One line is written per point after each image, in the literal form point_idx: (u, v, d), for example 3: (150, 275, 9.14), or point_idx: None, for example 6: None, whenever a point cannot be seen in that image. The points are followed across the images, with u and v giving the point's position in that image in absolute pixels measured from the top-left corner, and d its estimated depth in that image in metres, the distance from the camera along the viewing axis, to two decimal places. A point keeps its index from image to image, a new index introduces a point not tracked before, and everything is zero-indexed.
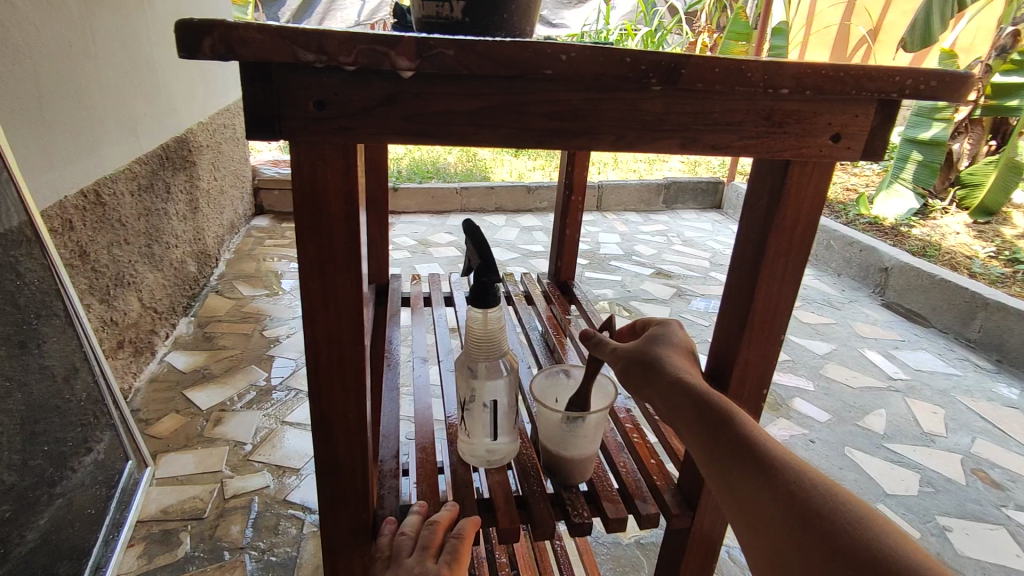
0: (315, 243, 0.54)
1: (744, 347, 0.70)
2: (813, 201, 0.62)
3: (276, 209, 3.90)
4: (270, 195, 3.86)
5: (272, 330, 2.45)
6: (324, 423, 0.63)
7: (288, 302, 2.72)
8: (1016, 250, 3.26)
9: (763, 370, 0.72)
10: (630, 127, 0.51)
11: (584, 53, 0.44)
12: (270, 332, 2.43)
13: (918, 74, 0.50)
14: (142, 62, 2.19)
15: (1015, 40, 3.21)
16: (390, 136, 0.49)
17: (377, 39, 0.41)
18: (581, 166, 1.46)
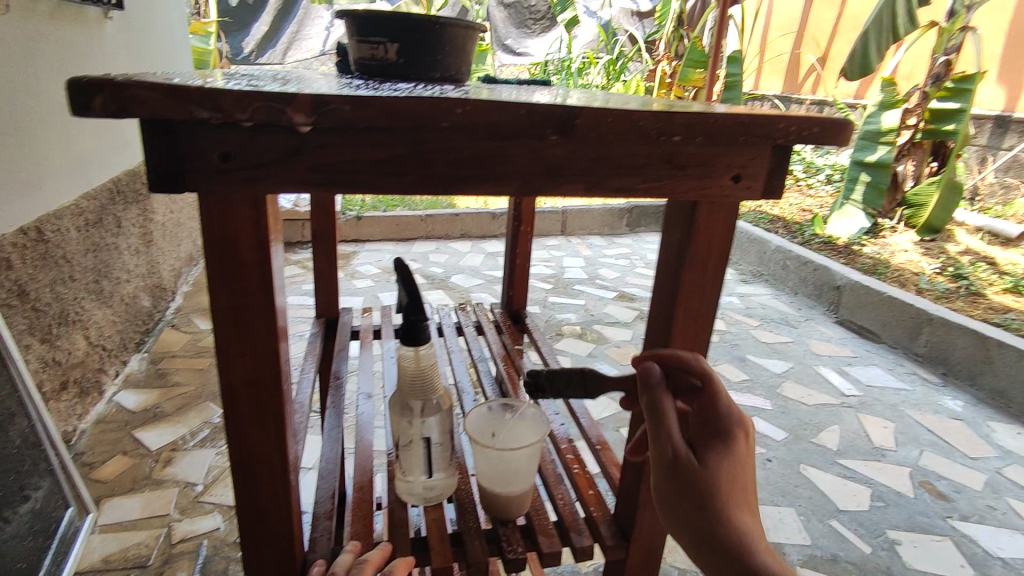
0: (226, 291, 0.54)
1: None
2: (723, 237, 0.65)
3: None
4: None
5: None
6: (245, 468, 0.62)
7: None
8: (960, 266, 3.39)
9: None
10: (536, 173, 0.53)
11: (480, 106, 0.45)
12: None
13: (800, 121, 0.53)
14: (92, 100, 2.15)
15: (948, 68, 3.41)
16: (295, 186, 0.49)
17: (272, 96, 0.42)
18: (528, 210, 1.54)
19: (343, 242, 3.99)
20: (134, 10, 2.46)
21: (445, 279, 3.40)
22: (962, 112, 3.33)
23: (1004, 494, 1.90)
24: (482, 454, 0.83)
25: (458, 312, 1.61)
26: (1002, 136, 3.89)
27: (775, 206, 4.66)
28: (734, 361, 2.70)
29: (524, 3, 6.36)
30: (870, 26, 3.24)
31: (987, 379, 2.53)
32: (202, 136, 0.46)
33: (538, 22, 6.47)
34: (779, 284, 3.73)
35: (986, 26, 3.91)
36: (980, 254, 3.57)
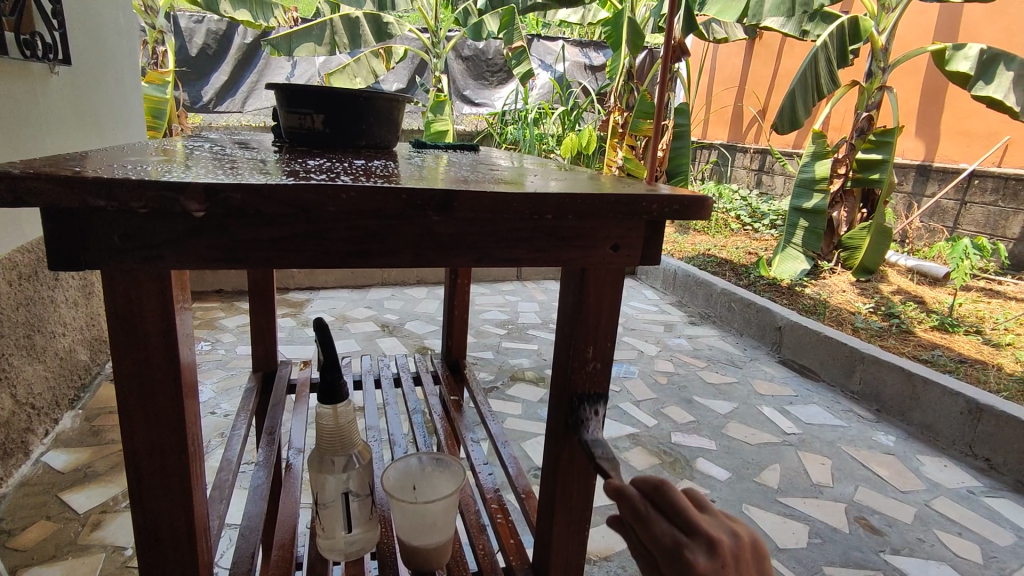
0: (130, 358, 0.57)
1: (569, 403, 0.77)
2: (612, 296, 0.71)
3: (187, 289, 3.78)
4: None
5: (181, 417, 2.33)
6: (149, 534, 0.63)
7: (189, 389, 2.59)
8: (892, 305, 3.54)
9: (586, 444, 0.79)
10: (427, 249, 0.58)
11: (362, 193, 0.52)
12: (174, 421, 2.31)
13: (661, 201, 0.61)
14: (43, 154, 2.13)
15: (871, 123, 3.69)
16: (194, 262, 0.53)
17: (166, 187, 0.47)
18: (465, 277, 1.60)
19: (297, 289, 3.96)
20: (83, 65, 2.48)
21: (399, 326, 3.40)
22: (885, 162, 3.54)
23: (932, 527, 1.93)
24: (401, 508, 0.84)
25: (398, 363, 1.64)
26: (924, 183, 4.18)
27: (722, 249, 4.84)
28: (681, 402, 2.73)
29: (482, 57, 6.62)
30: (796, 85, 3.43)
31: (916, 414, 2.62)
32: (101, 221, 0.50)
33: (495, 75, 6.72)
34: (725, 325, 3.84)
35: (902, 86, 4.30)
36: (910, 292, 3.76)
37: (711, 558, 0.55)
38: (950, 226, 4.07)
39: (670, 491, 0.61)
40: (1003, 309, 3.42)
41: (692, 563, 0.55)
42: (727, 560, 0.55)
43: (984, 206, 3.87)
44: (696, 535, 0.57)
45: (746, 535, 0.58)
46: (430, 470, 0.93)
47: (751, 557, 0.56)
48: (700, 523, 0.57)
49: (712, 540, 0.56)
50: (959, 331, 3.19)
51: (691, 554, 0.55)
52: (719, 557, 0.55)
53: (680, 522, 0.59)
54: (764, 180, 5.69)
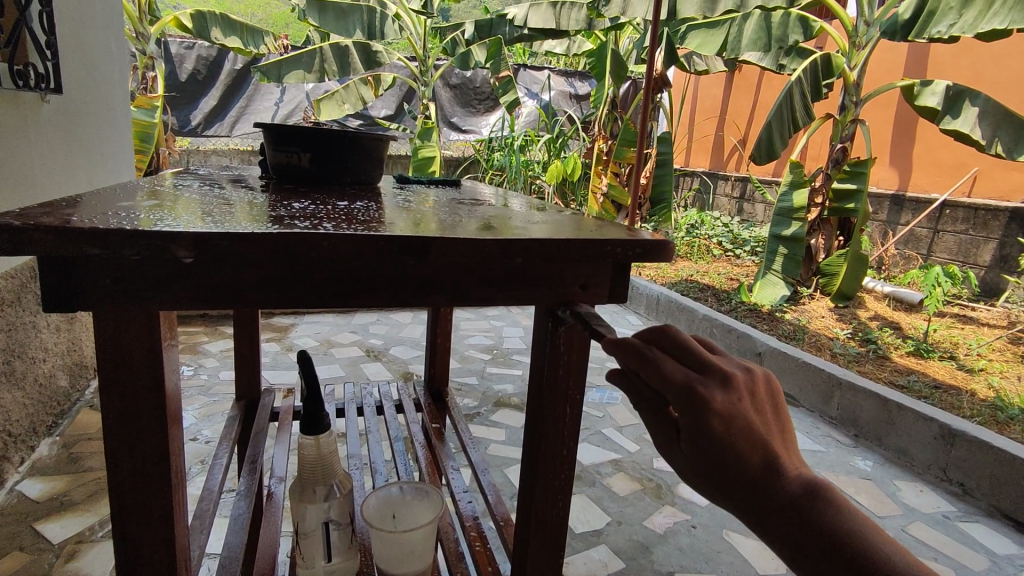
0: (118, 398, 0.59)
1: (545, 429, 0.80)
2: (582, 333, 0.75)
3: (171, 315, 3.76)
4: None
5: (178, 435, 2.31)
6: (130, 564, 0.65)
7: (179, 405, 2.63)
8: (869, 331, 3.62)
9: (560, 475, 0.82)
10: (405, 289, 0.62)
11: (343, 241, 0.55)
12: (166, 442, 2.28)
13: (624, 244, 0.65)
14: (36, 182, 2.15)
15: (845, 154, 3.81)
16: (181, 303, 0.56)
17: (157, 236, 0.50)
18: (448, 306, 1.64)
19: (282, 314, 3.96)
20: (74, 93, 2.50)
21: (384, 351, 3.41)
22: (859, 192, 3.66)
23: None
24: (380, 537, 0.86)
25: (381, 390, 1.66)
26: (898, 212, 4.31)
27: (704, 275, 4.93)
28: None
29: (469, 85, 6.77)
30: (773, 117, 3.54)
31: (892, 439, 2.67)
32: (95, 265, 0.53)
33: (483, 102, 6.85)
34: None
35: (875, 119, 4.48)
36: (886, 318, 3.85)
37: (727, 391, 0.53)
38: (924, 254, 4.18)
39: (675, 334, 0.57)
40: (975, 335, 3.51)
41: (708, 398, 0.52)
42: (743, 394, 0.54)
43: (955, 235, 4.00)
44: (712, 370, 0.55)
45: (757, 371, 0.58)
46: (409, 501, 0.95)
47: (762, 396, 0.56)
48: (713, 359, 0.55)
49: (727, 376, 0.54)
50: (933, 357, 3.27)
51: (710, 385, 0.53)
52: (737, 389, 0.53)
53: (690, 361, 0.56)
54: (745, 208, 5.82)
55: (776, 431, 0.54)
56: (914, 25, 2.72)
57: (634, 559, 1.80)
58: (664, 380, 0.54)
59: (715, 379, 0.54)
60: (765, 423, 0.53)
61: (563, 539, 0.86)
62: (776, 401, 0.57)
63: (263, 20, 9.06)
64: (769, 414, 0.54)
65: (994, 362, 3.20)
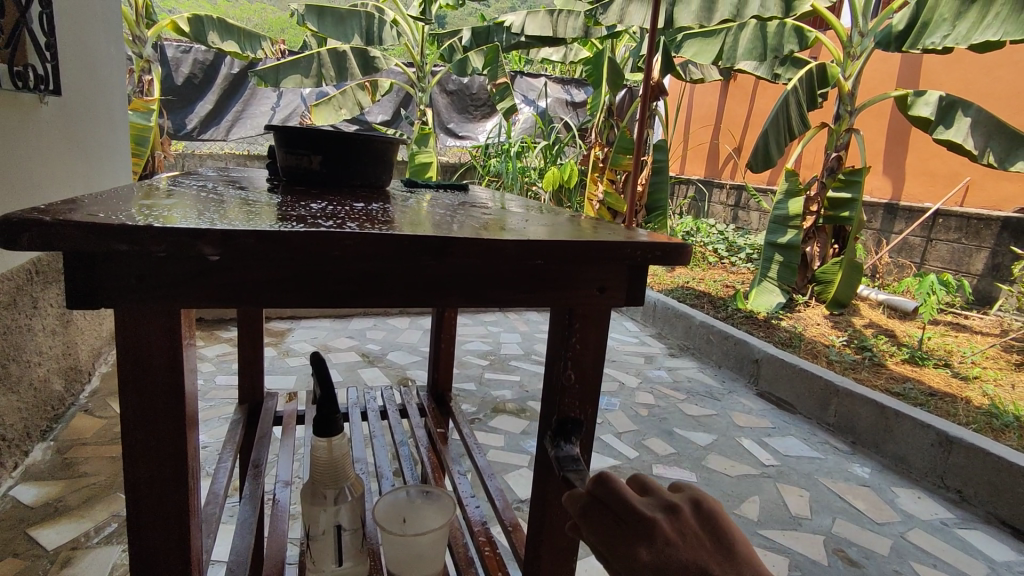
0: (136, 396, 0.59)
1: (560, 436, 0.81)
2: (597, 338, 0.75)
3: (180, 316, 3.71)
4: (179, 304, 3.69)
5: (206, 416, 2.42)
6: (144, 566, 0.64)
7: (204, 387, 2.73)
8: (864, 339, 3.64)
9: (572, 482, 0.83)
10: (423, 290, 0.62)
11: (366, 240, 0.55)
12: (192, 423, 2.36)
13: (643, 247, 0.65)
14: (34, 184, 2.13)
15: (840, 162, 3.84)
16: (203, 301, 0.56)
17: (184, 232, 0.50)
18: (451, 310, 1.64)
19: (279, 319, 3.94)
20: (73, 96, 2.50)
21: (381, 356, 3.39)
22: (854, 201, 3.69)
23: (908, 558, 1.96)
24: (390, 541, 0.85)
25: (384, 394, 1.65)
26: (892, 221, 4.34)
27: (700, 282, 4.94)
28: (661, 434, 2.76)
29: (466, 91, 6.79)
30: (770, 126, 3.56)
31: (889, 446, 2.68)
32: (118, 261, 0.53)
33: (479, 109, 6.87)
34: (704, 357, 3.90)
35: (869, 128, 4.52)
36: (881, 326, 3.88)
37: (650, 535, 0.54)
38: (918, 262, 4.22)
39: (610, 482, 0.60)
40: (969, 342, 3.54)
41: (631, 550, 0.53)
42: (673, 536, 0.54)
43: (948, 244, 4.03)
44: (635, 518, 0.56)
45: (685, 506, 0.57)
46: (419, 504, 0.94)
47: (698, 530, 0.55)
48: (637, 504, 0.57)
49: (651, 522, 0.55)
50: (928, 365, 3.29)
51: (636, 534, 0.54)
52: (666, 531, 0.54)
53: (620, 507, 0.57)
54: (740, 216, 5.85)
55: (716, 563, 0.52)
56: (909, 36, 2.77)
57: None
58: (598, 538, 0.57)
59: (642, 523, 0.55)
60: (697, 555, 0.52)
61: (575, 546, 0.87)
62: (720, 528, 0.56)
63: (258, 25, 9.05)
64: (704, 548, 0.53)
65: (988, 370, 3.23)
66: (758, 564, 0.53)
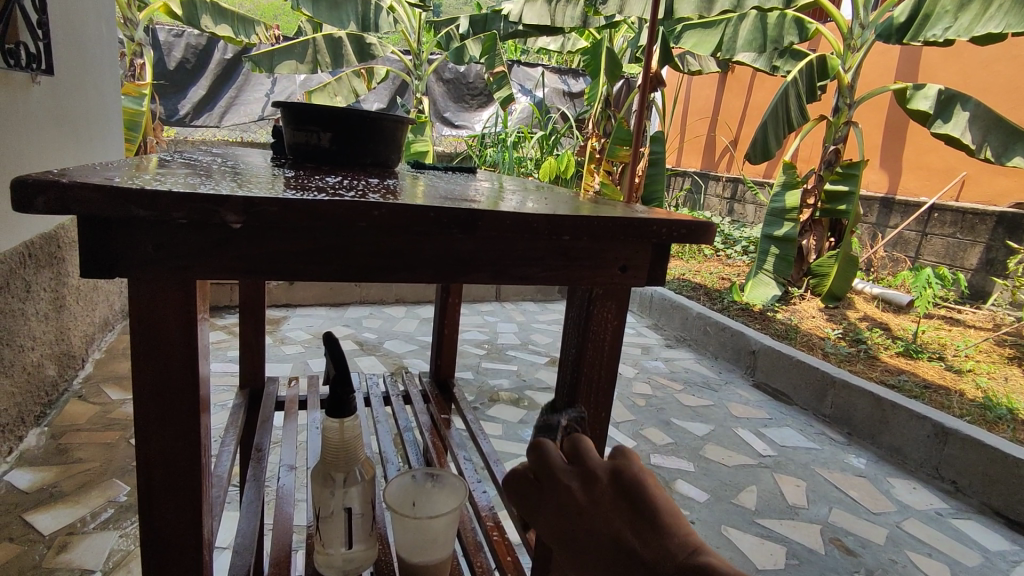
0: (150, 369, 0.57)
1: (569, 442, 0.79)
2: (617, 320, 0.74)
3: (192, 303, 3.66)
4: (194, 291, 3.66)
5: (215, 397, 2.46)
6: (156, 546, 0.62)
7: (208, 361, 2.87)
8: (859, 332, 3.65)
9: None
10: (447, 266, 0.60)
11: (392, 211, 0.54)
12: None
13: (668, 225, 0.64)
14: (24, 162, 2.08)
15: (838, 155, 3.84)
16: (222, 273, 0.54)
17: (206, 199, 0.48)
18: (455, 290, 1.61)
19: (274, 306, 3.91)
20: (64, 76, 2.44)
21: (377, 345, 3.37)
22: (851, 194, 3.67)
23: (904, 547, 1.97)
24: (402, 524, 0.84)
25: (387, 380, 1.64)
26: (888, 215, 4.35)
27: (696, 274, 4.94)
28: (659, 424, 2.76)
29: (463, 80, 6.73)
30: (768, 118, 3.55)
31: (885, 437, 2.69)
32: (134, 230, 0.51)
33: (476, 98, 6.82)
34: (701, 349, 3.90)
35: (867, 122, 4.51)
36: (876, 319, 3.89)
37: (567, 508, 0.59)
38: (912, 256, 4.23)
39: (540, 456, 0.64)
40: (963, 336, 3.56)
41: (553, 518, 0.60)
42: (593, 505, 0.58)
43: (944, 238, 4.04)
44: (557, 494, 0.60)
45: (600, 476, 0.59)
46: (429, 488, 0.93)
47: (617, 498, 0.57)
48: (563, 480, 0.60)
49: (570, 495, 0.59)
50: (923, 358, 3.30)
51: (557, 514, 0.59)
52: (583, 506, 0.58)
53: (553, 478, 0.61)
54: (736, 209, 5.85)
55: (631, 536, 0.54)
56: (909, 28, 2.74)
57: None
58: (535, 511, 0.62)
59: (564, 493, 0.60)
60: (610, 529, 0.56)
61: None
62: (642, 494, 0.56)
63: (252, 11, 8.90)
64: (623, 520, 0.55)
65: (982, 363, 3.25)
66: (684, 533, 0.53)
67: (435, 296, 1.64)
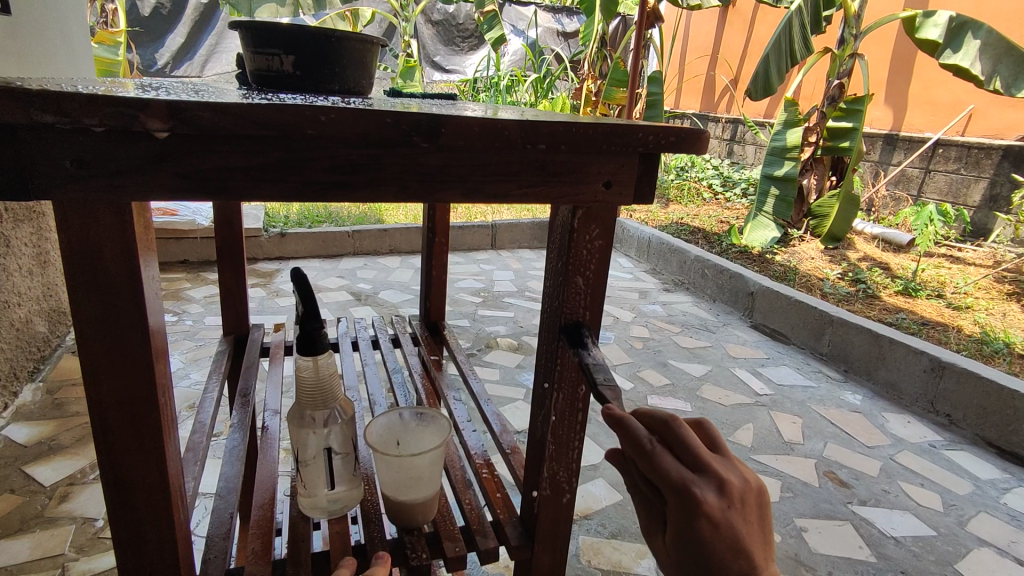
0: (94, 302, 0.52)
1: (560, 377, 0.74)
2: (602, 245, 0.68)
3: (181, 257, 3.59)
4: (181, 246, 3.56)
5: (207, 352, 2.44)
6: (120, 488, 0.59)
7: (197, 317, 2.82)
8: (859, 271, 3.60)
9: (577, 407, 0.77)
10: (411, 181, 0.55)
11: (344, 114, 0.48)
12: (189, 360, 2.38)
13: (656, 132, 0.58)
14: None
15: (842, 90, 3.68)
16: (161, 192, 0.49)
17: (123, 102, 0.43)
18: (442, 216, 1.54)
19: (266, 260, 3.85)
20: (24, 16, 2.30)
21: (372, 295, 3.34)
22: (855, 130, 3.55)
23: (897, 479, 1.99)
24: (385, 462, 0.82)
25: (376, 325, 1.61)
26: (891, 152, 4.23)
27: (695, 217, 4.85)
28: (657, 366, 2.76)
29: (452, 21, 6.45)
30: (770, 50, 3.38)
31: (881, 373, 2.68)
32: (53, 141, 0.45)
33: (467, 40, 6.56)
34: (699, 291, 3.86)
35: (873, 55, 4.33)
36: (876, 259, 3.83)
37: (719, 494, 0.52)
38: (915, 194, 4.13)
39: (681, 431, 0.56)
40: (962, 274, 3.51)
41: (700, 498, 0.51)
42: (732, 501, 0.52)
43: (947, 174, 3.93)
44: (704, 471, 0.53)
45: (753, 481, 0.55)
46: (414, 428, 0.90)
47: (753, 503, 0.54)
48: (711, 466, 0.54)
49: (721, 478, 0.53)
50: (921, 296, 3.27)
51: (694, 497, 0.51)
52: (727, 499, 0.52)
53: (688, 460, 0.55)
54: (735, 150, 5.71)
55: (758, 544, 0.51)
56: None
57: None
58: (665, 466, 0.54)
59: (728, 470, 0.54)
60: (749, 532, 0.51)
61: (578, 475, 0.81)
62: (768, 513, 0.54)
63: None
64: (756, 527, 0.52)
65: (981, 300, 3.22)
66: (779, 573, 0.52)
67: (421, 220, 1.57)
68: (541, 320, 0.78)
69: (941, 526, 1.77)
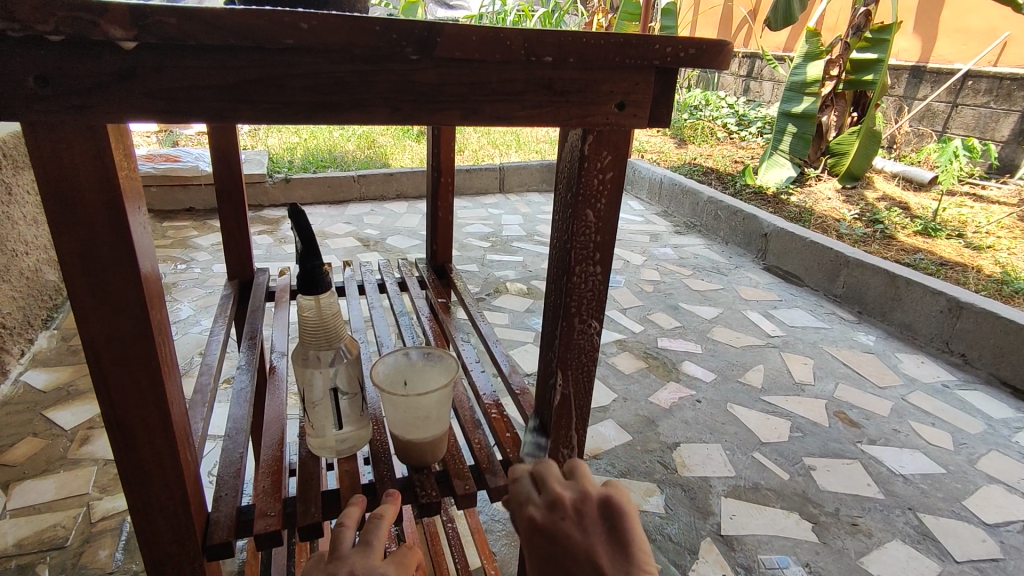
0: (73, 237, 0.49)
1: (565, 322, 0.72)
2: (613, 173, 0.63)
3: (185, 205, 3.54)
4: (184, 192, 3.50)
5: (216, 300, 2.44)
6: (121, 428, 0.58)
7: (203, 266, 2.79)
8: (877, 211, 3.49)
9: (586, 354, 0.75)
10: (406, 100, 0.50)
11: (327, 21, 0.43)
12: (199, 307, 2.39)
13: (675, 42, 0.52)
14: None
15: (868, 19, 3.42)
16: (134, 112, 0.45)
17: (78, 5, 0.38)
18: (447, 147, 1.47)
19: (273, 207, 3.81)
20: None
21: (380, 241, 3.30)
22: (879, 62, 3.39)
23: (907, 418, 1.98)
24: (394, 402, 0.81)
25: (382, 268, 1.58)
26: (917, 86, 4.01)
27: (708, 158, 4.71)
28: (667, 309, 2.73)
29: None
30: None
31: (896, 314, 2.64)
32: (10, 54, 0.41)
33: None
34: (711, 234, 3.78)
35: None
36: (895, 198, 3.69)
37: (549, 510, 0.60)
38: (939, 130, 3.94)
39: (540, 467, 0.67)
40: (985, 213, 3.39)
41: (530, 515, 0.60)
42: (565, 512, 0.59)
43: (975, 108, 3.75)
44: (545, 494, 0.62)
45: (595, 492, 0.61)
46: (422, 367, 0.88)
47: (591, 508, 0.59)
48: (549, 487, 0.62)
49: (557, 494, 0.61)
50: (941, 236, 3.18)
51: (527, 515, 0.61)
52: (554, 512, 0.59)
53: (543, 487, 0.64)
54: (752, 87, 5.47)
55: (582, 541, 0.56)
56: None
57: (641, 432, 1.84)
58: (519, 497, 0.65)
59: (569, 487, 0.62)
60: (582, 533, 0.57)
61: (586, 421, 0.80)
62: (616, 513, 0.58)
63: None
64: (585, 526, 0.57)
65: (1002, 239, 3.12)
66: (615, 550, 0.55)
67: (426, 150, 1.49)
68: (550, 259, 0.74)
69: (951, 464, 1.77)
